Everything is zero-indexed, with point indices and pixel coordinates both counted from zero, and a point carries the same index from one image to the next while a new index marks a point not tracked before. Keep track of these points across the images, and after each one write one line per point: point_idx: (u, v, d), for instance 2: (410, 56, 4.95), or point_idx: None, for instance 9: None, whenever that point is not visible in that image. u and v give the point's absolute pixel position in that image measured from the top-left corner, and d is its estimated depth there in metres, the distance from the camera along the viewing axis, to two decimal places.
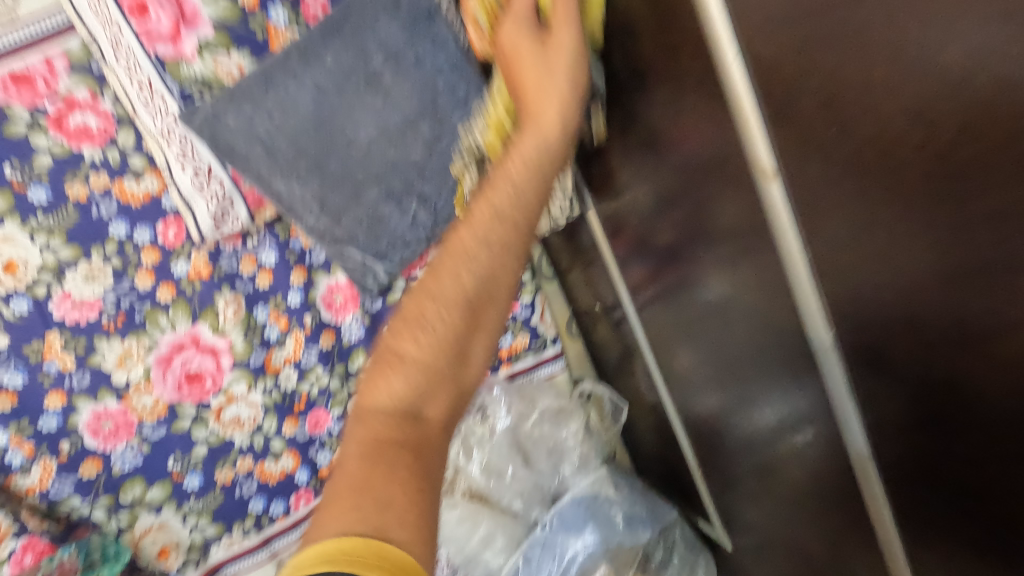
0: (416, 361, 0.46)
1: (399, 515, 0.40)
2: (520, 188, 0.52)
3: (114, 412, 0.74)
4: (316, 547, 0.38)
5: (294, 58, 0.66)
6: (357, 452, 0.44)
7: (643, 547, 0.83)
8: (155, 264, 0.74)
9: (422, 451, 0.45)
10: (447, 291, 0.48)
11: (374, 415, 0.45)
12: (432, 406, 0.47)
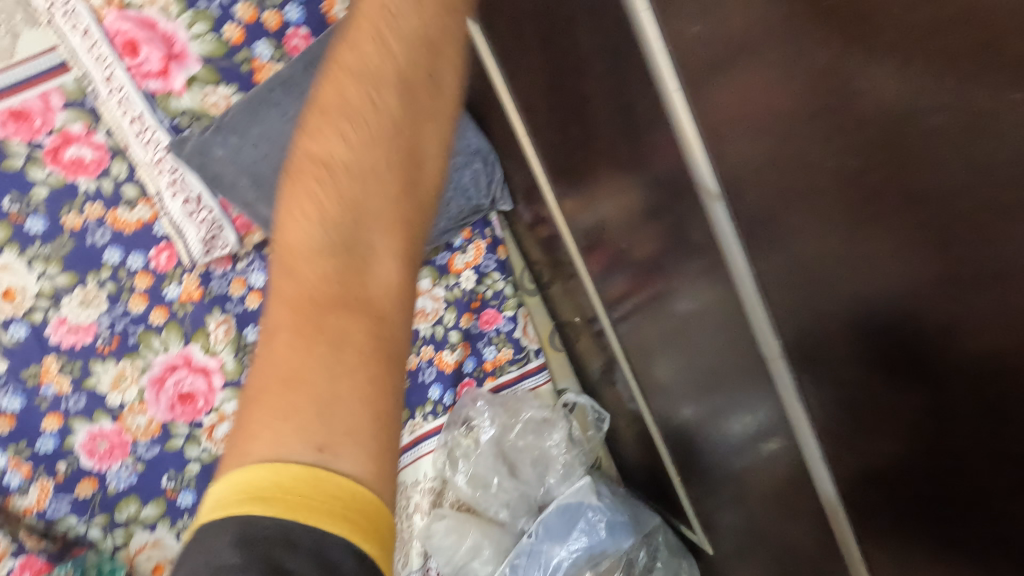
0: (347, 156, 0.34)
1: (370, 378, 0.34)
2: None
3: (109, 432, 0.76)
4: (248, 479, 0.32)
5: (278, 92, 0.70)
6: (290, 323, 0.34)
7: (625, 553, 0.85)
8: (147, 288, 0.77)
9: (370, 292, 0.35)
10: (364, 65, 0.35)
11: (303, 249, 0.35)
12: (387, 239, 0.36)
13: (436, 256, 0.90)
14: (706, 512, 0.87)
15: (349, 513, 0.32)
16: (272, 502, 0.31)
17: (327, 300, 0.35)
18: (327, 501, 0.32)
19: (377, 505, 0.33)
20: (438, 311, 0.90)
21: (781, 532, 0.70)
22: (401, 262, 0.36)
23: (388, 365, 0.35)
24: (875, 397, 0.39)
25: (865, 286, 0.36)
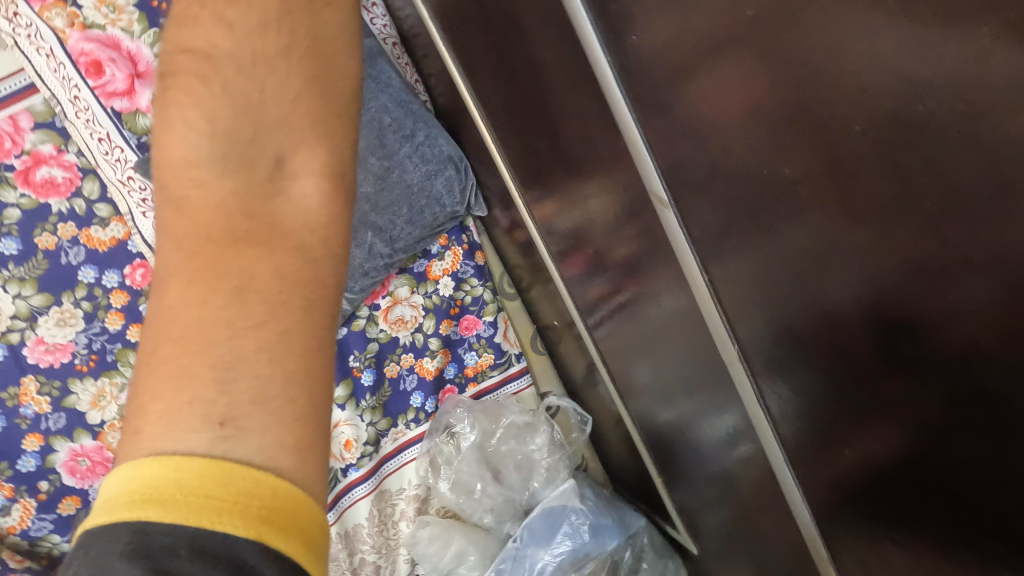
0: (236, 79, 0.35)
1: (278, 325, 0.33)
2: None
3: (91, 449, 0.77)
4: (143, 473, 0.28)
5: None
6: (185, 264, 0.33)
7: (609, 555, 0.84)
8: (124, 306, 0.78)
9: (274, 223, 0.35)
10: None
11: (196, 171, 0.34)
12: (295, 165, 0.36)
13: (413, 263, 0.90)
14: (691, 511, 0.87)
15: (267, 510, 0.29)
16: (173, 507, 0.28)
17: (236, 225, 0.34)
18: (240, 498, 0.29)
19: (298, 498, 0.31)
20: (418, 319, 0.90)
21: (766, 533, 0.70)
22: (318, 180, 0.36)
23: (303, 307, 0.34)
24: (813, 396, 0.48)
25: (797, 308, 0.44)
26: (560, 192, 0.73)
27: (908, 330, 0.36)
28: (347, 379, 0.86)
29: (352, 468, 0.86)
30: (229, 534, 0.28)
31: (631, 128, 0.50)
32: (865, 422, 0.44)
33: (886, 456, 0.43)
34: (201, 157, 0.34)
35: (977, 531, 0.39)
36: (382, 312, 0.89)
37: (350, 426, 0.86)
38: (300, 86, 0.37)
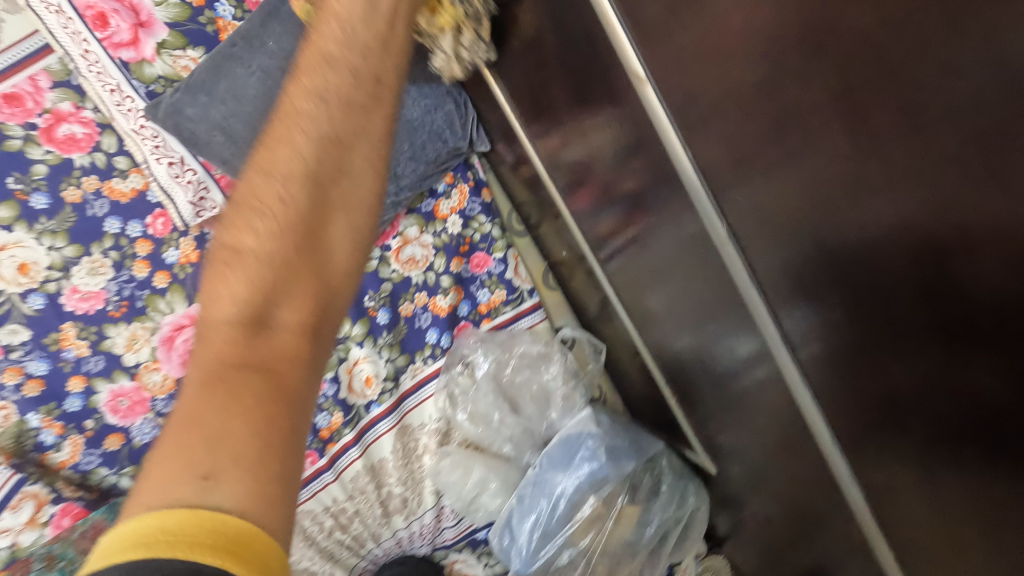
0: (256, 257, 0.43)
1: (266, 430, 0.39)
2: (355, 24, 0.49)
3: (129, 390, 0.82)
4: (138, 522, 0.34)
5: (239, 46, 0.70)
6: (198, 381, 0.40)
7: (628, 478, 0.85)
8: (149, 254, 0.82)
9: (273, 364, 0.41)
10: (273, 198, 0.44)
11: (221, 316, 0.42)
12: (290, 318, 0.43)
13: (421, 203, 0.92)
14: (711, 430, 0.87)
15: (230, 543, 0.34)
16: (154, 546, 0.33)
17: (237, 358, 0.41)
18: (209, 535, 0.34)
19: (263, 536, 0.36)
20: (429, 258, 0.91)
21: (774, 442, 0.71)
22: (304, 337, 0.43)
23: (287, 419, 0.40)
24: (829, 321, 0.50)
25: (823, 259, 0.46)
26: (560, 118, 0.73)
27: (912, 254, 0.39)
28: (363, 318, 0.89)
29: (373, 404, 0.89)
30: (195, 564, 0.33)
31: (610, 18, 0.54)
32: (892, 361, 0.45)
33: (914, 396, 0.45)
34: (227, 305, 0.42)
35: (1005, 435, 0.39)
36: (394, 253, 0.91)
37: (369, 363, 0.89)
38: (306, 261, 0.44)
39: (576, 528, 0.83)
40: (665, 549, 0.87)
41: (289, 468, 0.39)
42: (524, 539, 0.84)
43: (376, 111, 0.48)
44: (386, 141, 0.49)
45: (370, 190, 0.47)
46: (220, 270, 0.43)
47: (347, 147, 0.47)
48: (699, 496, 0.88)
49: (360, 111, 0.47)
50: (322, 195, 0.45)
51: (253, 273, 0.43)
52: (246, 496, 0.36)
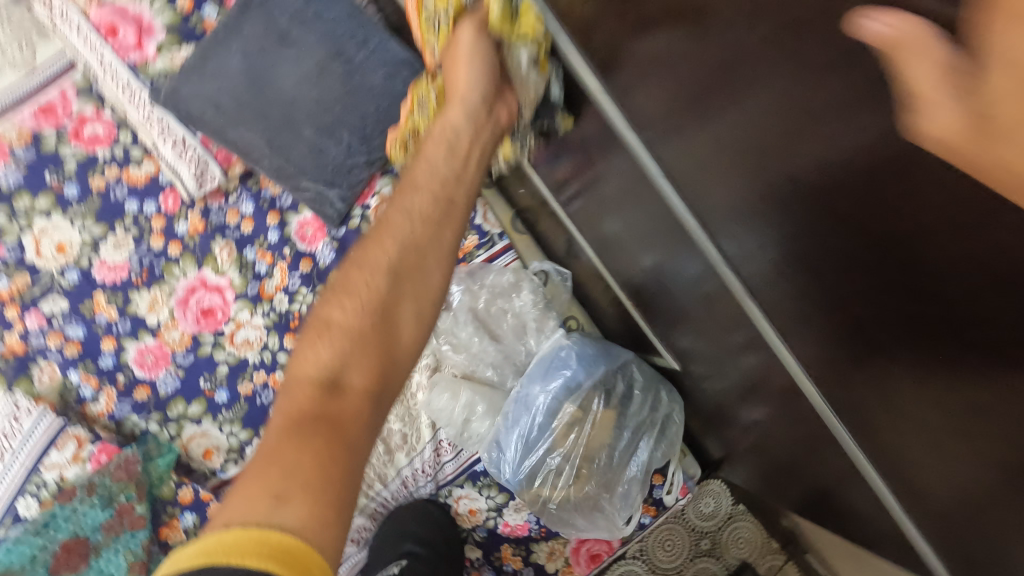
0: (342, 330, 0.63)
1: (333, 457, 0.54)
2: (434, 163, 0.70)
3: (153, 346, 0.94)
4: (218, 533, 0.47)
5: (222, 35, 0.85)
6: (287, 419, 0.58)
7: (601, 384, 0.92)
8: (163, 228, 0.94)
9: (343, 412, 0.58)
10: (359, 286, 0.65)
11: (314, 373, 0.61)
12: (359, 376, 0.60)
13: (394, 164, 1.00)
14: (679, 340, 0.93)
15: (279, 552, 0.46)
16: (215, 555, 0.45)
17: (321, 405, 0.58)
18: (258, 545, 0.46)
19: (304, 545, 0.48)
20: None
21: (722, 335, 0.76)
22: (369, 395, 0.60)
23: (346, 452, 0.55)
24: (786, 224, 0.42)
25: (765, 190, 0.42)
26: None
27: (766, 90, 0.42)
28: None
29: None
30: (253, 567, 0.45)
31: None
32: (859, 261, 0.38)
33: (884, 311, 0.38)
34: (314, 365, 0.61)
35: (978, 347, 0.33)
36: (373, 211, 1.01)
37: None
38: (375, 340, 0.63)
39: (556, 434, 0.91)
40: (643, 447, 0.93)
41: (340, 491, 0.53)
42: (511, 451, 0.92)
43: (440, 234, 0.69)
44: (447, 255, 0.69)
45: (428, 293, 0.68)
46: (314, 341, 0.63)
47: (420, 257, 0.67)
48: (672, 397, 0.94)
49: (432, 230, 0.68)
50: (394, 288, 0.65)
51: (338, 342, 0.62)
52: (306, 514, 0.50)
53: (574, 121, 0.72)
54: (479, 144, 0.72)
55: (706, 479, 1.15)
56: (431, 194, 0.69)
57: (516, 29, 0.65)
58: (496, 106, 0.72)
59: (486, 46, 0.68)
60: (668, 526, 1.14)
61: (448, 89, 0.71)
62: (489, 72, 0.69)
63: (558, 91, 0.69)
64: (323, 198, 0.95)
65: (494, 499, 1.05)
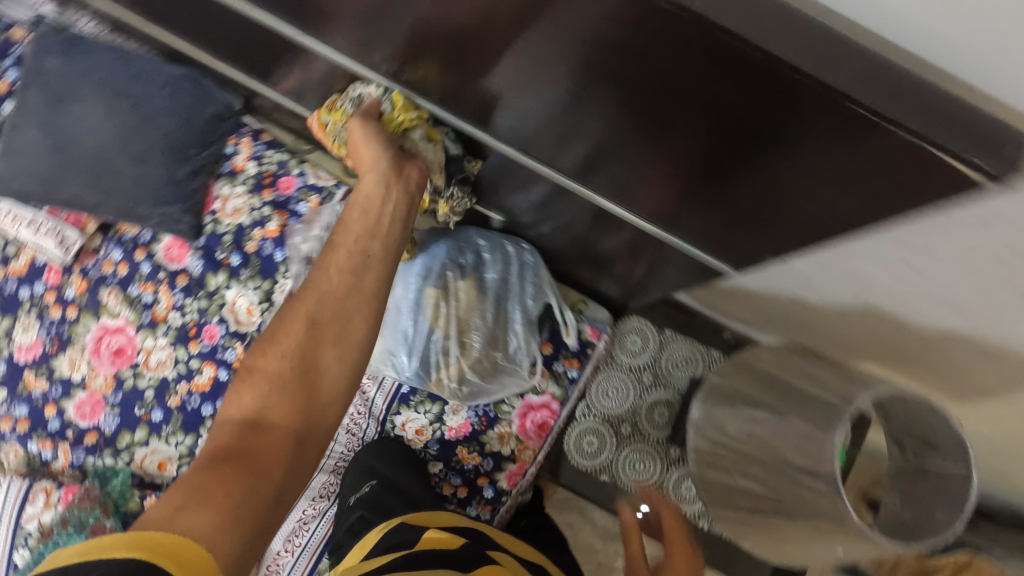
0: (266, 377, 0.67)
1: (231, 492, 0.58)
2: (351, 220, 0.75)
3: (86, 397, 1.06)
4: (93, 540, 0.52)
5: (19, 118, 1.00)
6: (205, 455, 0.63)
7: (450, 261, 1.00)
8: (56, 299, 1.08)
9: (252, 450, 0.62)
10: (288, 333, 0.68)
11: (239, 409, 0.66)
12: (278, 418, 0.64)
13: (222, 167, 1.14)
14: (510, 201, 1.00)
15: (150, 546, 0.51)
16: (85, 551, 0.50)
17: (235, 444, 0.63)
18: (128, 539, 0.52)
19: (186, 541, 0.53)
20: (248, 203, 1.13)
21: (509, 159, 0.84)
22: (290, 443, 0.64)
23: (251, 478, 0.60)
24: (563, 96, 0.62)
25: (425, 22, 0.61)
26: (234, 42, 0.96)
27: None
28: (222, 268, 1.11)
29: (262, 325, 1.09)
30: (121, 557, 0.50)
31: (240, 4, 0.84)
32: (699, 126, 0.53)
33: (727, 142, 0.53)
34: (241, 402, 0.66)
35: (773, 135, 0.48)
36: (220, 213, 1.13)
37: (244, 296, 1.10)
38: (296, 394, 0.66)
39: (429, 318, 0.98)
40: (512, 299, 1.01)
41: (231, 512, 0.57)
42: (402, 354, 0.99)
43: (352, 270, 0.72)
44: (371, 302, 0.71)
45: (351, 341, 0.70)
46: (243, 386, 0.68)
47: (343, 307, 0.70)
48: (517, 244, 1.04)
49: (345, 274, 0.71)
50: (318, 335, 0.69)
51: (260, 388, 0.66)
52: (197, 528, 0.55)
53: (480, 159, 0.92)
54: (393, 199, 0.77)
55: (624, 318, 1.20)
56: (348, 250, 0.72)
57: (399, 119, 0.84)
58: (406, 167, 0.80)
59: (378, 130, 0.82)
60: (605, 375, 1.19)
61: (361, 170, 0.80)
62: (391, 146, 0.81)
63: (455, 147, 0.89)
64: (171, 215, 1.07)
65: (431, 411, 1.13)
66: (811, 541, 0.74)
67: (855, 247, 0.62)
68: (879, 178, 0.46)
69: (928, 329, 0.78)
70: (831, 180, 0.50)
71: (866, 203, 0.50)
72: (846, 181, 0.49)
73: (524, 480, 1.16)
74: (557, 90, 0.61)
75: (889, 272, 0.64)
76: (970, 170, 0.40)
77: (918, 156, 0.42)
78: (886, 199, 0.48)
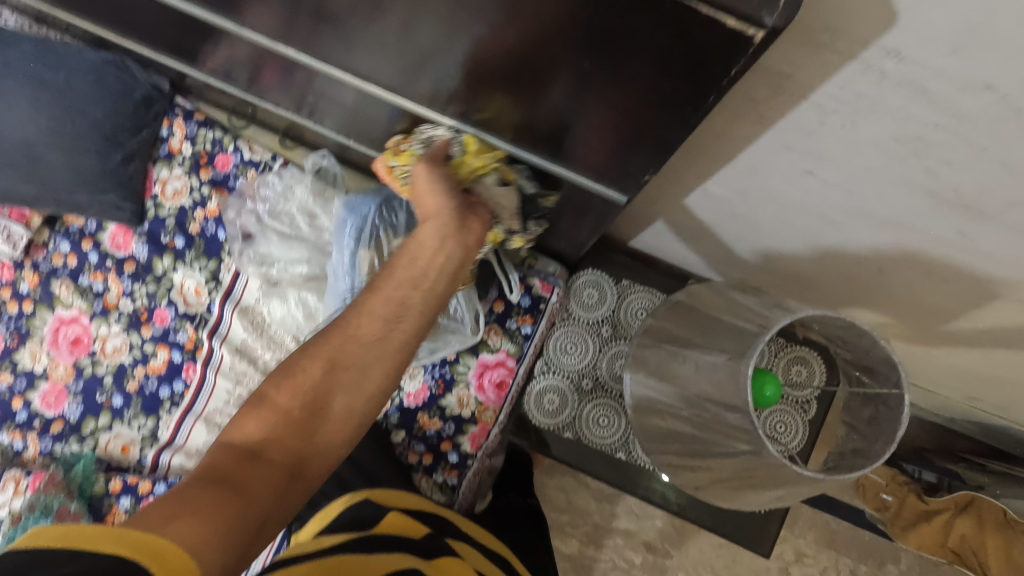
0: (275, 411, 0.61)
1: (221, 510, 0.53)
2: (392, 267, 0.67)
3: (49, 387, 1.09)
4: (78, 526, 0.48)
5: None
6: (196, 474, 0.57)
7: (381, 219, 0.96)
8: (11, 294, 1.10)
9: (246, 478, 0.56)
10: (311, 369, 0.62)
11: (242, 437, 0.61)
12: (277, 451, 0.59)
13: (158, 151, 1.14)
14: None
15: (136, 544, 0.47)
16: (64, 537, 0.47)
17: (231, 468, 0.57)
18: (112, 534, 0.48)
19: (175, 549, 0.48)
20: (187, 184, 1.13)
21: (412, 119, 0.80)
22: (286, 481, 0.58)
23: (240, 506, 0.54)
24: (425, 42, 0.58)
25: None
26: (137, 29, 0.94)
27: None
28: (168, 252, 1.11)
29: (211, 304, 1.09)
30: (106, 552, 0.47)
31: None
32: (557, 54, 0.50)
33: (589, 68, 0.49)
34: (248, 430, 0.61)
35: (624, 46, 0.45)
36: (162, 197, 1.13)
37: (191, 277, 1.10)
38: (306, 435, 0.61)
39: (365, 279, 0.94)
40: None
41: (220, 534, 0.52)
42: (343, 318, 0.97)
43: (387, 310, 0.64)
44: (400, 355, 0.65)
45: (364, 391, 0.63)
46: (251, 412, 0.62)
47: (365, 353, 0.63)
48: None
49: (376, 314, 0.64)
50: (337, 379, 0.62)
51: (267, 421, 0.61)
52: (185, 542, 0.49)
53: (557, 194, 0.81)
54: (447, 248, 0.68)
55: (577, 271, 1.15)
56: (382, 296, 0.65)
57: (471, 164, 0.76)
58: (469, 219, 0.71)
59: (443, 175, 0.73)
60: (563, 331, 1.15)
61: (423, 218, 0.71)
62: (458, 194, 0.72)
63: (530, 185, 0.80)
64: (111, 203, 1.08)
65: None
66: (741, 485, 0.70)
67: (755, 159, 0.60)
68: (706, 69, 0.44)
69: (868, 254, 0.71)
70: (661, 84, 0.47)
71: (693, 89, 0.47)
72: (673, 76, 0.46)
73: (490, 443, 1.11)
74: (404, 31, 0.58)
75: (794, 185, 0.62)
76: (741, 28, 0.39)
77: (718, 33, 0.40)
78: (701, 81, 0.45)
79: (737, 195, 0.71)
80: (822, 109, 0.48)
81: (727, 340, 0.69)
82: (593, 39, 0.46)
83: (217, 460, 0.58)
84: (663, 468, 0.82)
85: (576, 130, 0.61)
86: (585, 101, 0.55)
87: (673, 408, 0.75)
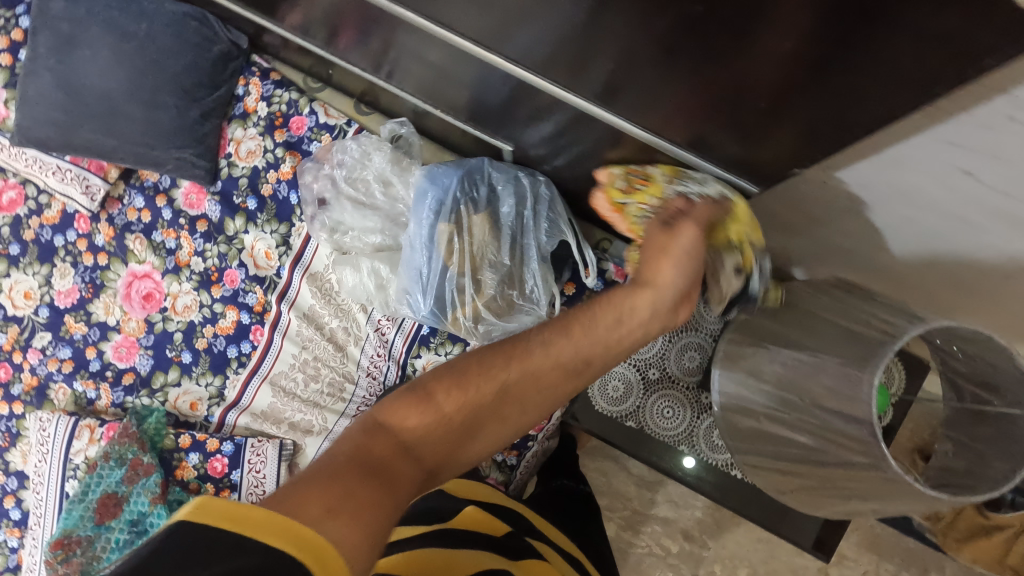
0: (440, 416, 0.57)
1: (373, 507, 0.48)
2: (600, 317, 0.62)
3: (121, 340, 1.11)
4: (248, 506, 0.43)
5: (30, 64, 1.02)
6: (346, 454, 0.52)
7: (461, 193, 0.94)
8: (87, 246, 1.12)
9: (399, 477, 0.52)
10: (488, 385, 0.59)
11: (398, 426, 0.56)
12: (429, 457, 0.56)
13: (233, 110, 1.13)
14: (523, 137, 0.91)
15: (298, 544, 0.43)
16: (234, 519, 0.43)
17: (385, 462, 0.53)
18: (281, 526, 0.43)
19: (329, 550, 0.44)
20: (261, 145, 1.11)
21: (513, 91, 0.76)
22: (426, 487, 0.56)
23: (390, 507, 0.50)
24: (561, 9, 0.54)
25: None
26: None
27: None
28: (240, 213, 1.10)
29: (281, 269, 1.08)
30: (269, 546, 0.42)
31: None
32: (728, 21, 0.45)
33: (765, 37, 0.45)
34: (406, 422, 0.56)
35: (820, 18, 0.41)
36: (235, 156, 1.12)
37: (261, 240, 1.09)
38: (459, 446, 0.58)
39: (442, 254, 0.93)
40: (529, 234, 0.95)
41: (370, 537, 0.46)
42: (418, 292, 0.95)
43: (577, 365, 0.61)
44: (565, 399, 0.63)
45: (520, 422, 0.61)
46: (410, 402, 0.57)
47: (538, 389, 0.60)
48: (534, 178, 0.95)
49: (565, 343, 0.61)
50: (507, 406, 0.60)
51: (430, 424, 0.56)
52: (342, 543, 0.44)
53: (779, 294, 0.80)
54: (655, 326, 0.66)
55: None
56: (582, 338, 0.61)
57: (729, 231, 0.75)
58: (684, 310, 0.69)
59: (699, 259, 0.69)
60: None
61: (653, 278, 0.67)
62: (696, 279, 0.69)
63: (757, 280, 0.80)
64: (188, 161, 1.07)
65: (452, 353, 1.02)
66: (837, 495, 0.67)
67: (904, 152, 0.56)
68: (915, 45, 0.39)
69: (1001, 263, 0.66)
70: (839, 63, 0.43)
71: (876, 70, 0.43)
72: (868, 52, 0.41)
73: (551, 425, 1.11)
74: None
75: (941, 183, 0.57)
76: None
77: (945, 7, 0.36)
78: (892, 63, 0.41)
79: (862, 191, 0.66)
80: (1017, 102, 0.44)
81: (843, 344, 0.65)
82: (769, 10, 0.42)
83: (371, 449, 0.53)
84: (744, 467, 0.79)
85: (717, 107, 0.57)
86: (743, 73, 0.50)
87: (771, 410, 0.72)
